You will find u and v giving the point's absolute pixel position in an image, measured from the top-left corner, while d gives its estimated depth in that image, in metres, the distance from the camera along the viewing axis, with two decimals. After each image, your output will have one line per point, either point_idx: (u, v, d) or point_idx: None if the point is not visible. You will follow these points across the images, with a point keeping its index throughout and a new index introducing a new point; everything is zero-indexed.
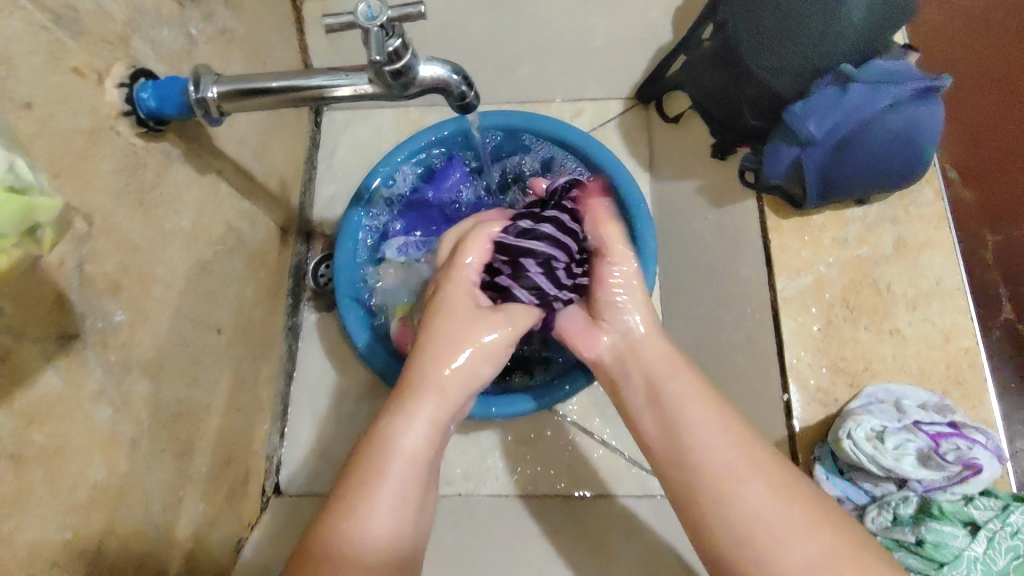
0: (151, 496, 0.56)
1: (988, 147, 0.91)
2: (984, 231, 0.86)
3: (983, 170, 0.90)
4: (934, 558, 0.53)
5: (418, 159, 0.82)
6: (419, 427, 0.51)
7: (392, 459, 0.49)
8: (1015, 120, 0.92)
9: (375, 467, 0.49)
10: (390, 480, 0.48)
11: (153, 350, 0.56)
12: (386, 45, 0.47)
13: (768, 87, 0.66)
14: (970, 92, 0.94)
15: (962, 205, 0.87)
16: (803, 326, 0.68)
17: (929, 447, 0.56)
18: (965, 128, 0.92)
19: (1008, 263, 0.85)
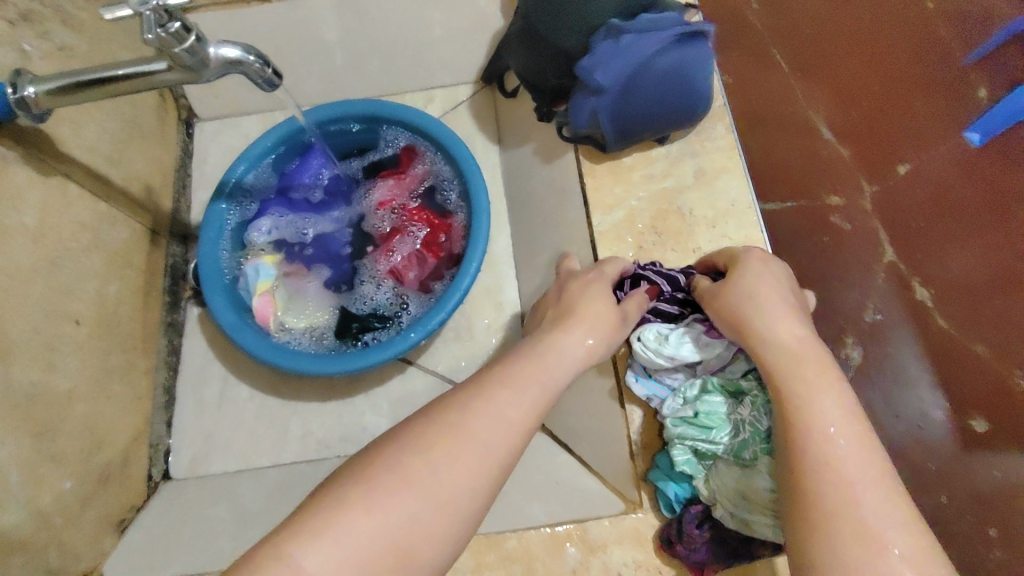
0: (9, 469, 0.60)
1: (862, 104, 0.87)
2: (862, 182, 0.84)
3: (858, 126, 0.86)
4: (705, 426, 0.60)
5: (276, 153, 0.88)
6: (515, 408, 0.49)
7: (487, 421, 0.47)
8: (881, 82, 0.88)
9: (470, 417, 0.47)
10: (467, 444, 0.46)
11: (1, 334, 0.61)
12: (166, 27, 0.53)
13: (558, 48, 0.76)
14: (838, 54, 0.90)
15: (839, 162, 0.85)
16: (618, 254, 0.75)
17: (704, 332, 0.63)
18: (837, 89, 0.89)
19: (893, 212, 0.82)
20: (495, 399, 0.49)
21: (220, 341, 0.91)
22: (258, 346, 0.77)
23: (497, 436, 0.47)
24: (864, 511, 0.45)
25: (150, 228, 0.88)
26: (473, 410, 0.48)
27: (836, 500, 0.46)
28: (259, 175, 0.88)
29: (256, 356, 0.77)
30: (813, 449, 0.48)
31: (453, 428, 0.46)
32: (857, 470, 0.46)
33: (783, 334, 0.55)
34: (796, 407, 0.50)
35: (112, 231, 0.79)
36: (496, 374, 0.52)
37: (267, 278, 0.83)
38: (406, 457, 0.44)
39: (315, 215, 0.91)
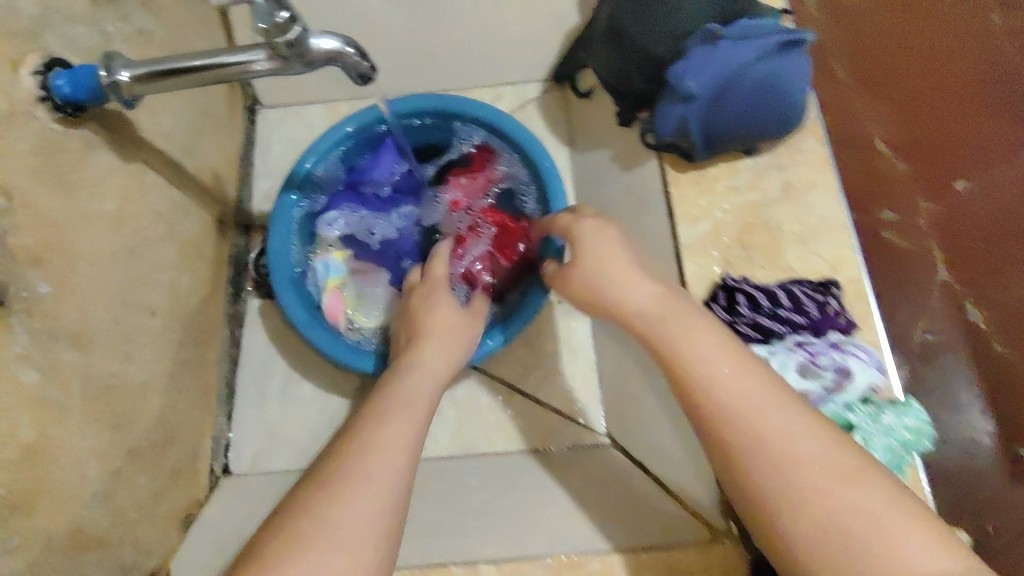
0: (85, 461, 0.59)
1: (923, 123, 0.88)
2: (917, 198, 0.85)
3: (920, 142, 0.87)
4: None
5: (345, 147, 0.86)
6: (392, 427, 0.50)
7: (374, 449, 0.47)
8: (941, 97, 0.90)
9: (361, 455, 0.47)
10: (370, 473, 0.46)
11: (80, 324, 0.59)
12: (274, 16, 0.51)
13: (650, 52, 0.74)
14: (901, 70, 0.91)
15: (896, 176, 0.85)
16: (703, 267, 0.72)
17: (807, 360, 0.62)
18: (899, 104, 0.89)
19: (946, 228, 0.83)
20: (376, 429, 0.49)
21: (282, 336, 0.90)
22: (331, 344, 0.77)
23: (397, 442, 0.48)
24: (814, 466, 0.42)
25: (217, 217, 0.87)
26: (359, 447, 0.48)
27: (774, 456, 0.43)
28: (326, 170, 0.86)
29: (326, 354, 0.77)
30: (717, 403, 0.46)
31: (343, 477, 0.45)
32: (785, 422, 0.44)
33: (640, 292, 0.53)
34: (683, 366, 0.48)
35: (184, 222, 0.78)
36: (374, 404, 0.52)
37: (336, 274, 0.84)
38: (356, 463, 0.46)
39: (385, 213, 0.90)
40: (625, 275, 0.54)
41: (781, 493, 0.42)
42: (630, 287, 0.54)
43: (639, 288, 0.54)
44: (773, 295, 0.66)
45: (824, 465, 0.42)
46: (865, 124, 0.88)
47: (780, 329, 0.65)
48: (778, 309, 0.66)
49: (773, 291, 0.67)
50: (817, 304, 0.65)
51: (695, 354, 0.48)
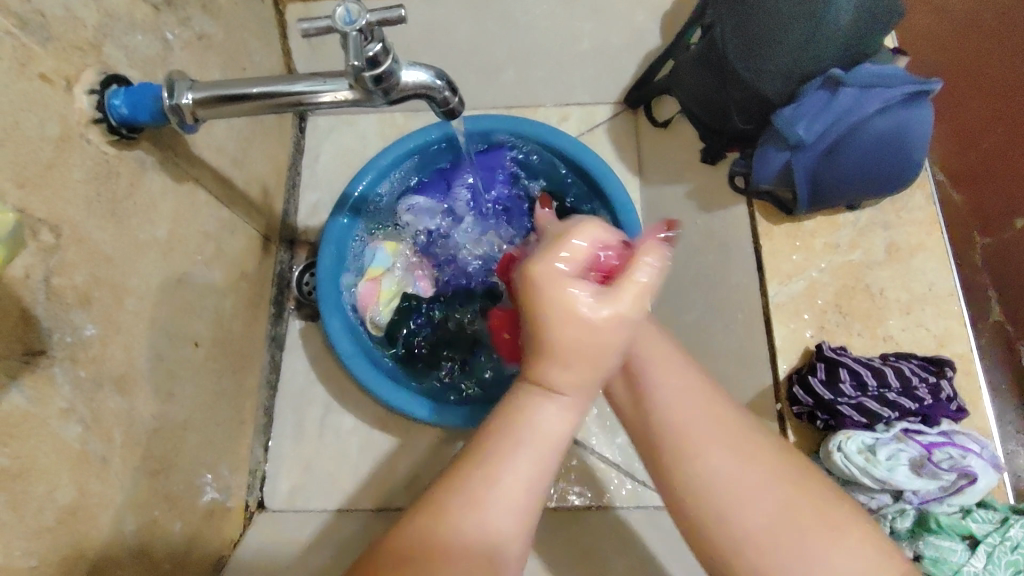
0: (125, 515, 0.53)
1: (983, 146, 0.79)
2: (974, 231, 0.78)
3: (973, 170, 0.79)
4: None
5: (404, 165, 0.81)
6: (517, 466, 0.39)
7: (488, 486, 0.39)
8: None
9: (477, 483, 0.39)
10: (497, 503, 0.39)
11: (126, 365, 0.54)
12: (365, 51, 0.45)
13: (756, 91, 0.67)
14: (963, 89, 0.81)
15: (950, 207, 0.78)
16: (795, 332, 0.67)
17: (922, 455, 0.55)
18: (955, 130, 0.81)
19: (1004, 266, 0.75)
20: (485, 466, 0.40)
21: (323, 363, 0.84)
22: (375, 377, 0.71)
23: (519, 472, 0.39)
24: (710, 464, 0.43)
25: (264, 233, 0.81)
26: (470, 477, 0.40)
27: (696, 496, 0.43)
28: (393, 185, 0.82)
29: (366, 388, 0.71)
30: (668, 446, 0.45)
31: (459, 505, 0.39)
32: (720, 462, 0.43)
33: (666, 383, 0.47)
34: (660, 427, 0.45)
35: (232, 240, 0.72)
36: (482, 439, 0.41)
37: (382, 265, 0.80)
38: (399, 542, 0.39)
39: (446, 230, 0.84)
40: (658, 362, 0.48)
41: (694, 496, 0.43)
42: (663, 376, 0.47)
43: (665, 381, 0.47)
44: (885, 373, 0.60)
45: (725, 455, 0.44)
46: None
47: (889, 412, 0.58)
48: (886, 391, 0.59)
49: (885, 368, 0.60)
50: (929, 387, 0.59)
51: (676, 420, 0.45)
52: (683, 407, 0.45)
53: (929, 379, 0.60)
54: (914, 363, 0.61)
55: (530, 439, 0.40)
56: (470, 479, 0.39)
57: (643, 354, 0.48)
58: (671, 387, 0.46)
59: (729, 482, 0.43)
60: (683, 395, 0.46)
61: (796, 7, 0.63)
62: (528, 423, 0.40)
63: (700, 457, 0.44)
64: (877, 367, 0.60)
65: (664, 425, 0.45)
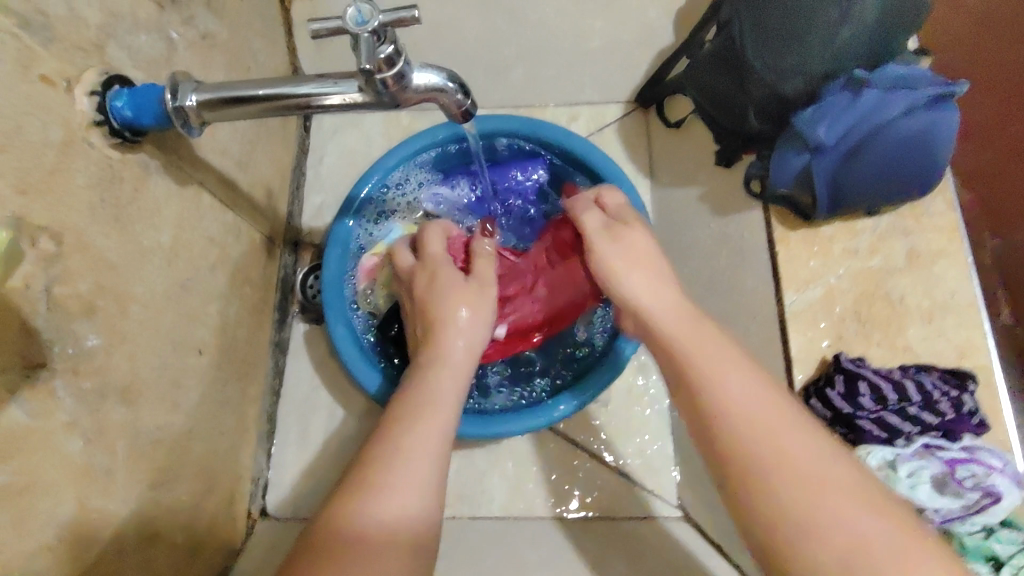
0: (129, 529, 0.52)
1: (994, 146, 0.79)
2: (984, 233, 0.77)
3: (984, 171, 0.79)
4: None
5: (422, 158, 0.80)
6: (414, 432, 0.48)
7: (393, 462, 0.46)
8: None
9: (370, 462, 0.47)
10: (401, 474, 0.46)
11: (130, 376, 0.52)
12: (377, 52, 0.44)
13: (774, 90, 0.65)
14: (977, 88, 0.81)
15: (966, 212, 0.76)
16: (812, 341, 0.65)
17: (945, 472, 0.54)
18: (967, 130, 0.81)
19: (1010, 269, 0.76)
20: (389, 436, 0.48)
21: (328, 367, 0.83)
22: (372, 377, 0.71)
23: (427, 442, 0.48)
24: (800, 463, 0.42)
25: (268, 235, 0.79)
26: (367, 457, 0.47)
27: (789, 493, 0.41)
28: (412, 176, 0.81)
29: (363, 385, 0.71)
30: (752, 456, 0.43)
31: (362, 480, 0.46)
32: (795, 454, 0.42)
33: (733, 387, 0.46)
34: (730, 427, 0.44)
35: (236, 244, 0.71)
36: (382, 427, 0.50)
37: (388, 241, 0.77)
38: (350, 519, 0.43)
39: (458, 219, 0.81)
40: (715, 369, 0.47)
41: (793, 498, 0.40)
42: (718, 380, 0.47)
43: (728, 384, 0.46)
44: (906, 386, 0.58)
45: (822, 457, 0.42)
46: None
47: (909, 428, 0.58)
48: (907, 404, 0.58)
49: (906, 381, 0.59)
50: (951, 401, 0.58)
51: (744, 418, 0.44)
52: (742, 405, 0.45)
53: (950, 392, 0.58)
54: (935, 375, 0.60)
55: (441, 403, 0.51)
56: (386, 453, 0.47)
57: (705, 357, 0.48)
58: (746, 390, 0.46)
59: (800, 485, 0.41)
60: (769, 407, 0.44)
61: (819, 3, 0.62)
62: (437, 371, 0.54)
63: (790, 455, 0.42)
64: (897, 379, 0.59)
65: (732, 430, 0.44)
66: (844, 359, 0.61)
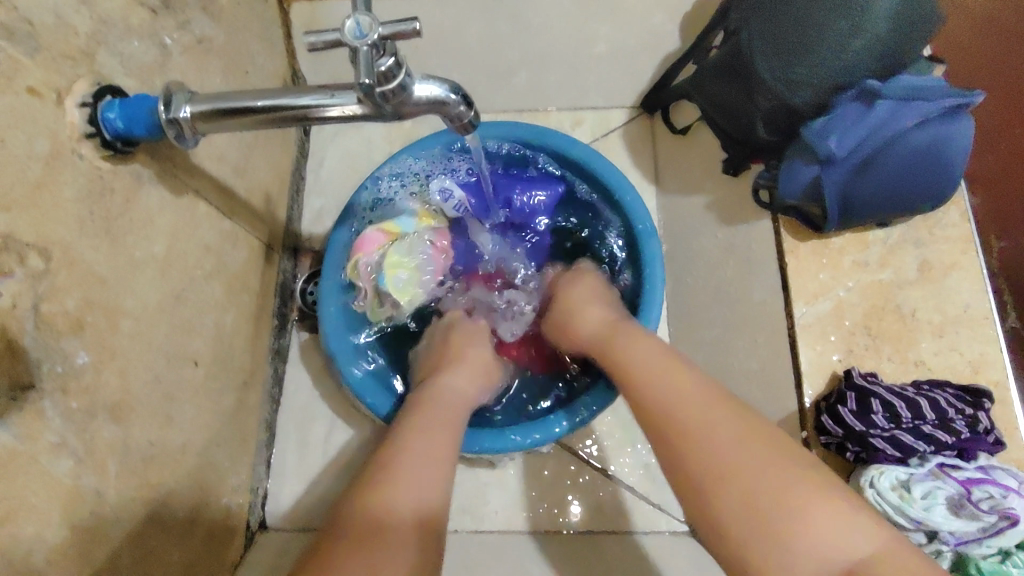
0: (121, 549, 0.51)
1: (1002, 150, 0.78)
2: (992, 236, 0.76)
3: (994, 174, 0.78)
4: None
5: (422, 154, 0.77)
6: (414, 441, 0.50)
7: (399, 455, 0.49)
8: None
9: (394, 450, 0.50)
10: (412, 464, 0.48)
11: (121, 392, 0.51)
12: (377, 65, 0.42)
13: (784, 101, 0.63)
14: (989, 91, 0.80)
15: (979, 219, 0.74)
16: (823, 355, 0.64)
17: (960, 494, 0.52)
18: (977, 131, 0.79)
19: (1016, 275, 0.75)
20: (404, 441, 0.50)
21: (328, 376, 0.82)
22: (374, 392, 0.69)
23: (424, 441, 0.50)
24: (723, 439, 0.44)
25: (266, 242, 0.78)
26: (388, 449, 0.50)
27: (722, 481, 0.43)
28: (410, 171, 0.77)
29: (364, 399, 0.69)
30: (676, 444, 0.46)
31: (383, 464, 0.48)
32: (722, 446, 0.44)
33: (661, 389, 0.50)
34: (664, 418, 0.48)
35: (233, 252, 0.69)
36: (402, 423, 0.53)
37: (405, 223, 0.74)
38: (369, 505, 0.45)
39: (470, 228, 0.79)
40: (658, 368, 0.51)
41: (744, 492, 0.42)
42: (652, 379, 0.51)
43: (666, 382, 0.50)
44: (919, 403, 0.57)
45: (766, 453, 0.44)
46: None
47: (927, 448, 0.55)
48: (922, 423, 0.56)
49: (920, 398, 0.57)
50: (966, 420, 0.56)
51: (682, 415, 0.47)
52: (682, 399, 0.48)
53: (965, 410, 0.57)
54: (947, 391, 0.58)
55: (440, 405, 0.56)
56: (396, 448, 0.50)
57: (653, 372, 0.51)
58: (659, 377, 0.51)
59: (734, 463, 0.43)
60: (696, 398, 0.48)
61: (831, 13, 0.59)
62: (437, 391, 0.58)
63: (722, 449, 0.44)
64: (908, 395, 0.57)
65: (678, 415, 0.47)
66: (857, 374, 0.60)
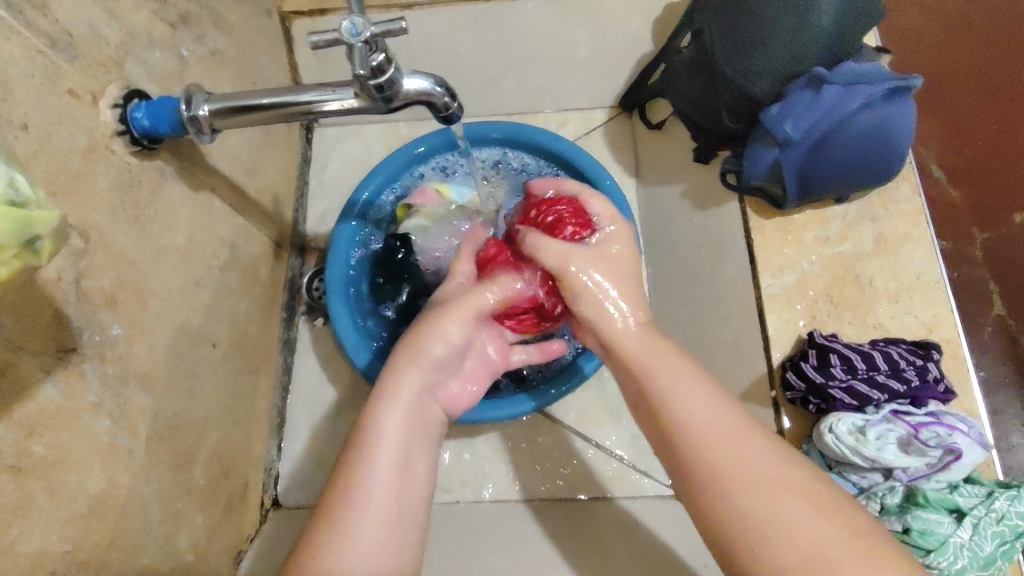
0: (149, 507, 0.56)
1: (974, 147, 0.85)
2: (973, 228, 0.81)
3: (965, 168, 0.84)
4: (921, 546, 0.54)
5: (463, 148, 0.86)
6: (399, 419, 0.52)
7: (378, 441, 0.50)
8: (996, 121, 0.86)
9: (365, 452, 0.50)
10: (385, 465, 0.50)
11: (149, 363, 0.57)
12: (370, 60, 0.49)
13: (743, 91, 0.69)
14: (952, 92, 0.88)
15: (950, 205, 0.81)
16: (788, 322, 0.69)
17: (909, 433, 0.58)
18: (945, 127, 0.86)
19: (999, 263, 0.80)
20: (373, 428, 0.51)
21: (333, 363, 0.87)
22: (373, 370, 0.75)
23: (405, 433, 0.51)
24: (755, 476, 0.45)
25: (275, 239, 0.84)
26: (354, 460, 0.50)
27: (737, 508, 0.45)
28: (460, 166, 0.87)
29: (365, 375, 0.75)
30: (704, 469, 0.47)
31: (350, 481, 0.49)
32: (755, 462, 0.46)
33: (691, 405, 0.49)
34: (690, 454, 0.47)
35: (245, 245, 0.76)
36: (362, 439, 0.51)
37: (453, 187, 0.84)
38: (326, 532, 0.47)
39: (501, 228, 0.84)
40: (674, 386, 0.50)
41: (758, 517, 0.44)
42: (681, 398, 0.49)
43: (684, 395, 0.49)
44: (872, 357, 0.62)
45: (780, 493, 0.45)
46: (918, 148, 0.84)
47: (880, 399, 0.60)
48: (875, 374, 0.61)
49: (874, 353, 0.62)
50: (917, 369, 0.61)
51: (707, 446, 0.47)
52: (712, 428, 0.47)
53: (919, 364, 0.62)
54: (898, 344, 0.64)
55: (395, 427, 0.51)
56: (356, 463, 0.50)
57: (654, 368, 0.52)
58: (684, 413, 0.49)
59: (724, 462, 0.46)
60: (707, 420, 0.48)
61: (780, 10, 0.66)
62: (410, 370, 0.54)
63: (739, 481, 0.45)
64: (861, 350, 0.63)
65: (694, 453, 0.47)
66: (818, 334, 0.65)
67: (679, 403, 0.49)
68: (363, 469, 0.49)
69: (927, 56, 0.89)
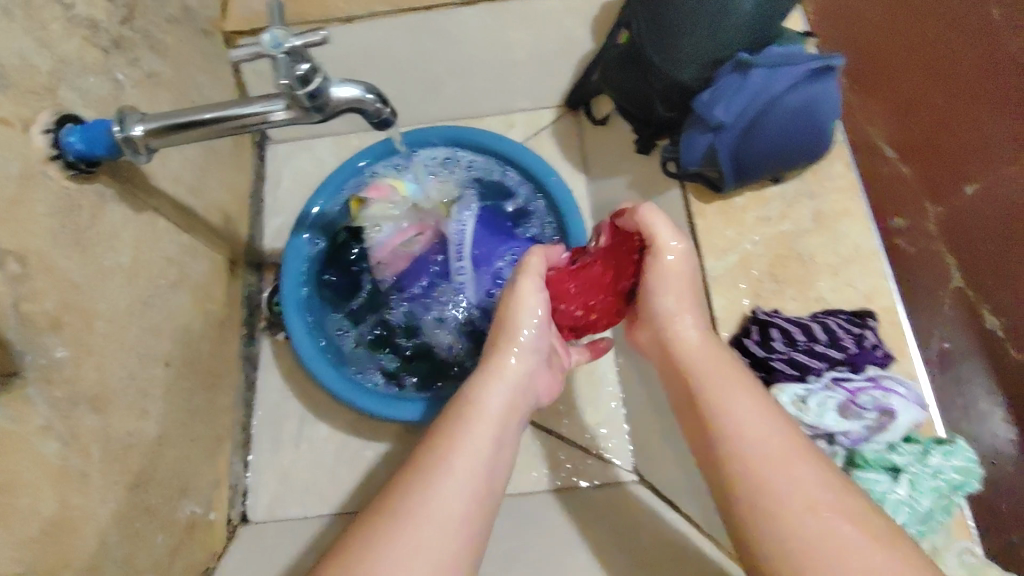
0: (108, 528, 0.56)
1: (926, 124, 0.87)
2: (925, 202, 0.84)
3: (917, 145, 0.86)
4: None
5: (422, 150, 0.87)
6: (460, 457, 0.52)
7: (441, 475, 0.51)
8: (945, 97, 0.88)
9: (425, 482, 0.50)
10: (440, 495, 0.50)
11: (99, 385, 0.57)
12: (295, 70, 0.50)
13: (673, 78, 0.72)
14: (902, 71, 0.90)
15: (900, 181, 0.84)
16: (733, 301, 0.71)
17: (848, 399, 0.60)
18: (895, 106, 0.89)
19: (957, 234, 0.82)
20: (436, 461, 0.52)
21: (297, 377, 0.87)
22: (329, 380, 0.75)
23: (466, 466, 0.52)
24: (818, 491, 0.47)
25: (229, 257, 0.85)
26: (415, 490, 0.50)
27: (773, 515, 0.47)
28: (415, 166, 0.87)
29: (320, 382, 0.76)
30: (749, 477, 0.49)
31: (408, 512, 0.48)
32: (798, 489, 0.47)
33: (741, 416, 0.52)
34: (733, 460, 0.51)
35: (195, 264, 0.76)
36: (421, 473, 0.51)
37: (410, 188, 0.83)
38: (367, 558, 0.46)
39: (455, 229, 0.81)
40: (724, 395, 0.54)
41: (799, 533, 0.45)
42: (730, 403, 0.53)
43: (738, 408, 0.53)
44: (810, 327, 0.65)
45: (840, 509, 0.46)
46: (867, 128, 0.87)
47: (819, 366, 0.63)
48: (814, 344, 0.63)
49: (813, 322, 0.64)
50: (854, 338, 0.63)
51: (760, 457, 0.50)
52: (767, 449, 0.50)
53: (854, 331, 0.64)
54: (835, 314, 0.66)
55: (458, 462, 0.52)
56: (415, 495, 0.49)
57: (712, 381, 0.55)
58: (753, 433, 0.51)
59: (774, 471, 0.48)
60: (749, 430, 0.51)
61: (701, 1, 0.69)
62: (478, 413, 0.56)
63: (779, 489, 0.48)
64: (798, 321, 0.65)
65: (739, 462, 0.50)
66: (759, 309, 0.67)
67: (725, 408, 0.53)
68: (420, 498, 0.49)
69: (872, 37, 0.92)
